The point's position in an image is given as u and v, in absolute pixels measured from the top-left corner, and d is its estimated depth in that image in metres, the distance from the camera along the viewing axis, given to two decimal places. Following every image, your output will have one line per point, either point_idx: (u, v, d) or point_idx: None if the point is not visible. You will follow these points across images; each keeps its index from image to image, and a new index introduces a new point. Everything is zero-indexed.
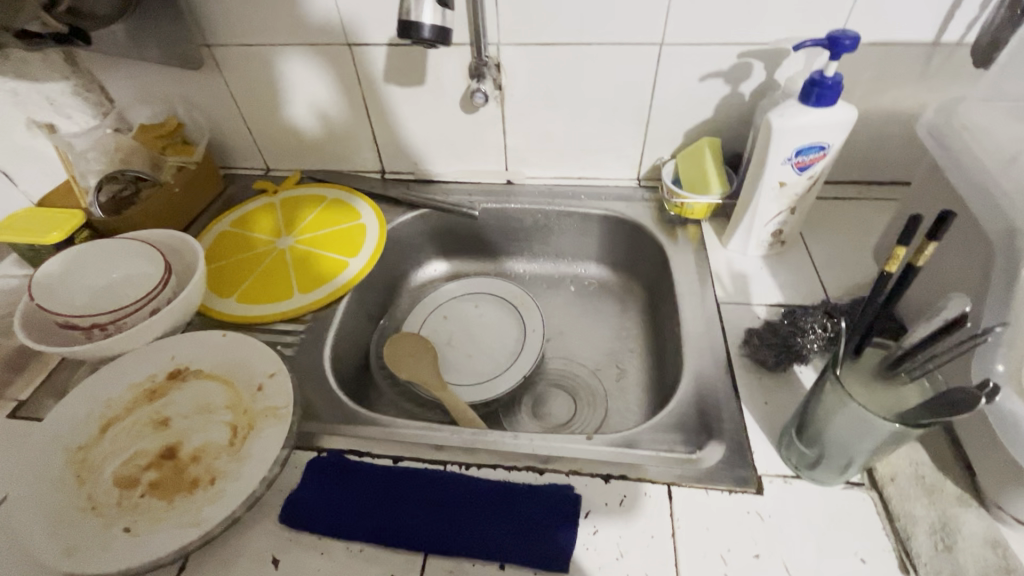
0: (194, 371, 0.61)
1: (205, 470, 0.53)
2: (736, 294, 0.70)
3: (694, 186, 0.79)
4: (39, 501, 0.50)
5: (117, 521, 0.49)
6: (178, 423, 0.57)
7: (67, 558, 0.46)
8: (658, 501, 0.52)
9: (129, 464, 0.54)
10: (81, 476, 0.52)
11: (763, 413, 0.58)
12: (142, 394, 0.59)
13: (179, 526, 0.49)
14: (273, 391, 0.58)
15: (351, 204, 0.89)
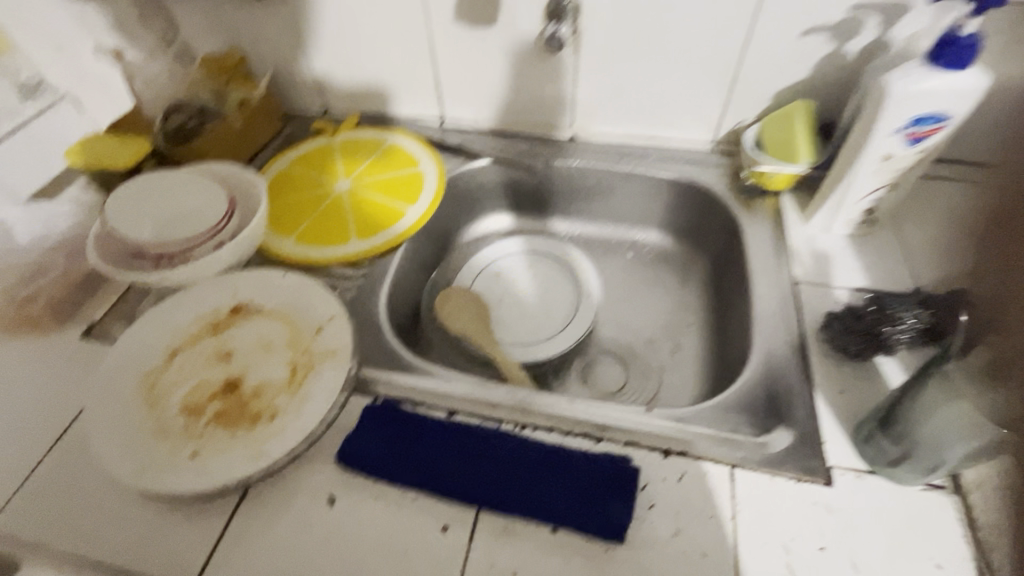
0: (256, 307, 0.62)
1: (266, 405, 0.54)
2: (816, 275, 0.66)
3: (781, 153, 0.73)
4: (115, 421, 0.53)
5: (185, 446, 0.52)
6: (240, 356, 0.58)
7: (141, 477, 0.49)
8: (719, 482, 0.50)
9: (194, 392, 0.56)
10: (150, 400, 0.55)
11: (838, 403, 0.54)
12: (206, 325, 0.61)
13: (243, 458, 0.51)
14: (332, 335, 0.59)
15: (409, 148, 0.86)
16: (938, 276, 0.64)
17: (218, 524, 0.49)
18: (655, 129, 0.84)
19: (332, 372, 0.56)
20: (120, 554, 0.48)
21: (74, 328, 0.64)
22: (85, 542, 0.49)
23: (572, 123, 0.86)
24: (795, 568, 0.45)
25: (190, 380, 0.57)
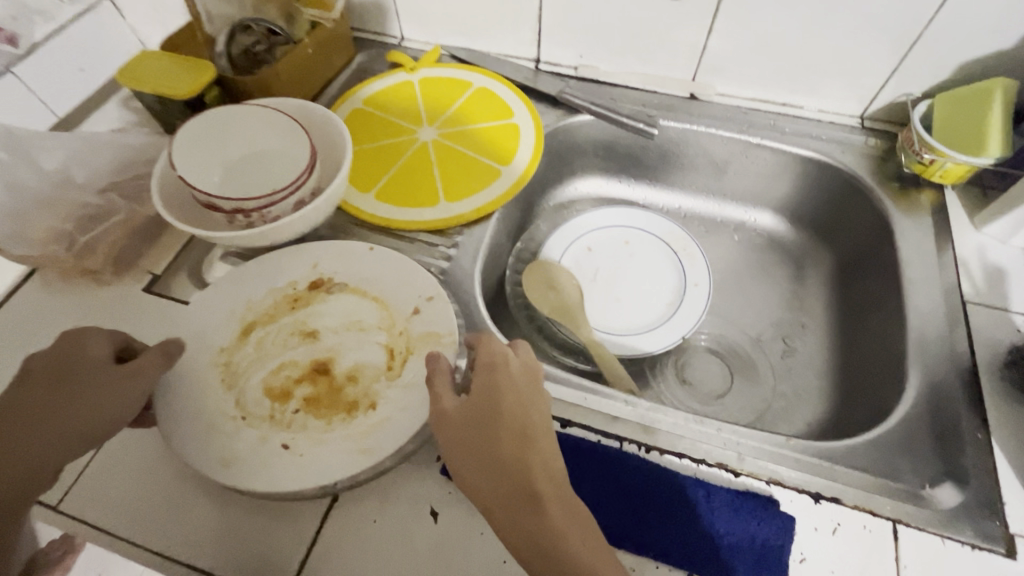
0: (339, 284, 0.55)
1: (364, 393, 0.48)
2: (990, 295, 0.56)
3: (959, 140, 0.61)
4: (193, 405, 0.46)
5: (275, 436, 0.45)
6: (328, 336, 0.51)
7: (226, 470, 0.44)
8: (880, 540, 0.43)
9: (278, 373, 0.49)
10: (230, 381, 0.48)
11: (1020, 456, 0.46)
12: (284, 300, 0.53)
13: (346, 453, 0.44)
14: (432, 317, 0.51)
15: (502, 95, 0.75)
16: None
17: (309, 528, 0.45)
18: (793, 93, 0.71)
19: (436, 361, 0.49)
20: (205, 551, 0.44)
21: (136, 281, 0.57)
22: (167, 534, 0.45)
23: (693, 75, 0.74)
24: None
25: (275, 360, 0.50)
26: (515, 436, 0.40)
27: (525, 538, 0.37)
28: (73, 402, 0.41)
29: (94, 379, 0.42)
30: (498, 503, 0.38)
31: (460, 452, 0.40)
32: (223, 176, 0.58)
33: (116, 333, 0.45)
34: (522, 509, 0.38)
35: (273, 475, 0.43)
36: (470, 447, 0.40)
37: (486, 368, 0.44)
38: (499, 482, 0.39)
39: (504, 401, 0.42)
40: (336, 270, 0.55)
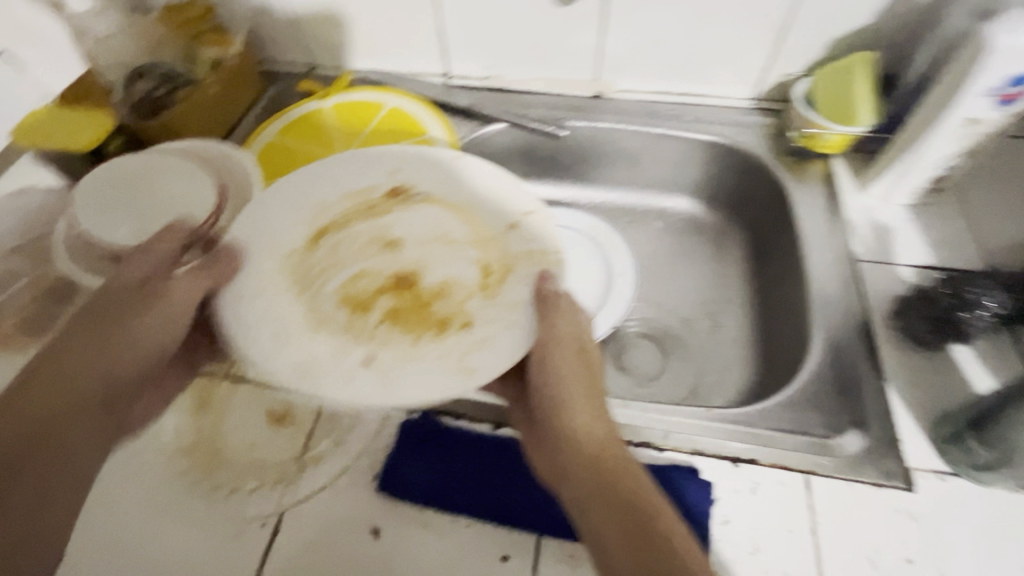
0: (421, 193, 0.50)
1: (454, 310, 0.45)
2: (878, 252, 0.61)
3: (835, 114, 0.66)
4: (268, 303, 0.45)
5: (352, 352, 0.44)
6: (421, 236, 0.49)
7: (303, 382, 0.42)
8: (795, 492, 0.46)
9: (346, 262, 0.48)
10: (275, 262, 0.46)
11: (912, 396, 0.51)
12: (360, 205, 0.50)
13: (443, 371, 0.42)
14: (524, 236, 0.47)
15: (416, 113, 0.76)
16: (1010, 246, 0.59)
17: (250, 565, 0.44)
18: (690, 83, 0.75)
19: (537, 261, 0.46)
20: None
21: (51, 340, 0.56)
22: None
23: (596, 75, 0.77)
24: None
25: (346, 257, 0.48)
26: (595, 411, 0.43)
27: (590, 493, 0.39)
28: (107, 358, 0.43)
29: (128, 321, 0.44)
30: (564, 470, 0.41)
31: (582, 426, 0.42)
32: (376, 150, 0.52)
33: (151, 296, 0.44)
34: (579, 471, 0.40)
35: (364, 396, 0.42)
36: (550, 420, 0.44)
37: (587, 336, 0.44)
38: (563, 450, 0.42)
39: (595, 375, 0.44)
40: (341, 182, 0.51)
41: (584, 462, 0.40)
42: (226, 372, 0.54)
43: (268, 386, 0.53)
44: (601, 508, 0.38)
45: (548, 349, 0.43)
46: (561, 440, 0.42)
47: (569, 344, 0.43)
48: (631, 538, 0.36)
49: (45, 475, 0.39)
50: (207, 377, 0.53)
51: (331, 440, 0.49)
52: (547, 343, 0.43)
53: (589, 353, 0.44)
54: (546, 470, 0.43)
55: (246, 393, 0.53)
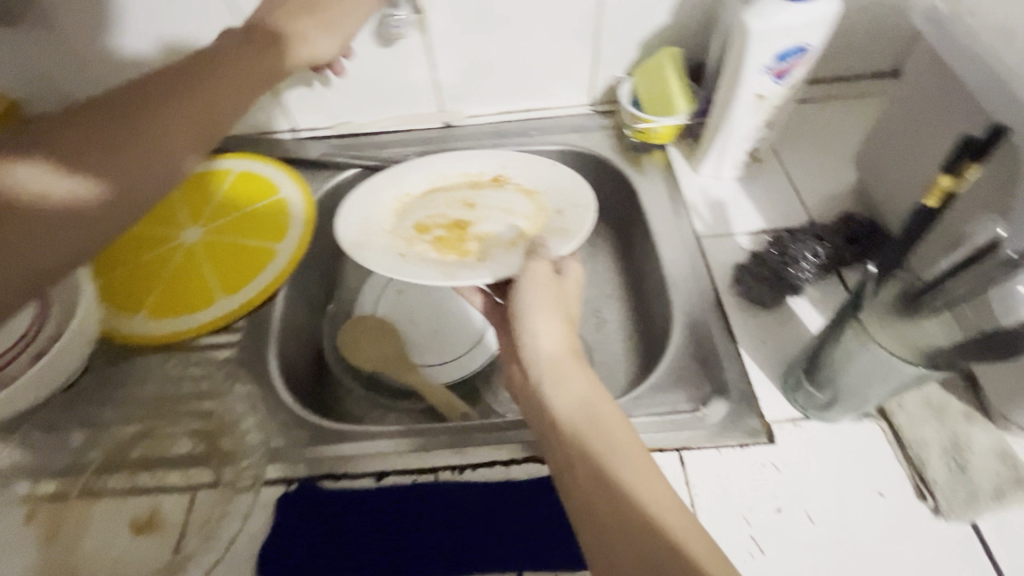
0: (513, 183, 0.69)
1: (477, 251, 0.64)
2: (717, 226, 0.65)
3: (658, 107, 0.71)
4: (362, 212, 0.65)
5: (400, 249, 0.63)
6: (472, 210, 0.68)
7: (353, 248, 0.59)
8: (671, 471, 0.49)
9: (384, 223, 0.66)
10: (366, 222, 0.64)
11: (762, 354, 0.54)
12: (467, 182, 0.71)
13: (441, 274, 0.58)
14: (560, 221, 0.62)
15: (265, 172, 0.74)
16: (825, 199, 0.66)
17: None
18: (530, 100, 0.78)
19: (552, 233, 0.61)
20: None
21: None
22: None
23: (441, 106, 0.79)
24: (761, 539, 0.45)
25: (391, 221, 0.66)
26: (570, 348, 0.47)
27: (569, 438, 0.41)
28: (164, 129, 0.52)
29: (182, 101, 0.53)
30: (546, 417, 0.44)
31: (557, 368, 0.45)
32: (492, 154, 0.71)
33: (262, 80, 0.58)
34: (561, 416, 0.42)
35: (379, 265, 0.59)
36: (530, 369, 0.46)
37: (555, 286, 0.51)
38: (544, 396, 0.44)
39: (565, 319, 0.49)
40: (473, 169, 0.71)
41: (565, 409, 0.43)
42: (80, 489, 0.50)
43: (130, 493, 0.49)
44: (580, 458, 0.40)
45: (555, 310, 0.49)
46: (541, 389, 0.45)
47: (542, 299, 0.49)
48: (607, 486, 0.38)
49: (130, 190, 0.50)
50: (58, 500, 0.49)
51: (203, 535, 0.46)
52: (525, 293, 0.50)
53: (566, 299, 0.51)
54: (529, 416, 0.46)
55: (105, 507, 0.49)
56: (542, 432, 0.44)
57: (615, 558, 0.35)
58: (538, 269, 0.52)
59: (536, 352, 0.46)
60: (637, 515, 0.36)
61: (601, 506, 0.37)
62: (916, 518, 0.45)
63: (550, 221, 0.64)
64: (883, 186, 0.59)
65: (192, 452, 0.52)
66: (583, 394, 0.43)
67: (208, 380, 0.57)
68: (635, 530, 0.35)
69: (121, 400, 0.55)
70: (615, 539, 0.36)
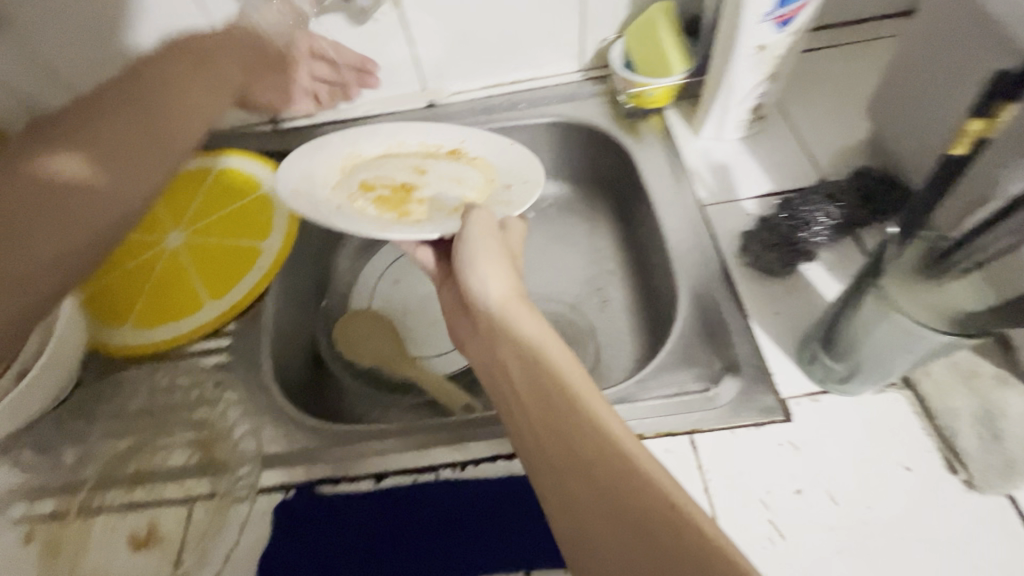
0: (470, 155, 0.63)
1: (417, 214, 0.58)
2: (721, 192, 0.61)
3: (652, 68, 0.67)
4: (306, 162, 0.59)
5: (337, 200, 0.57)
6: (419, 179, 0.62)
7: (290, 190, 0.54)
8: (683, 457, 0.46)
9: (329, 181, 0.58)
10: (310, 176, 0.57)
11: (775, 326, 0.51)
12: (424, 150, 0.65)
13: (378, 224, 0.52)
14: (504, 196, 0.58)
15: (245, 168, 0.71)
16: (836, 154, 0.61)
17: None
18: (516, 70, 0.74)
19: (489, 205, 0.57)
20: None
21: None
22: None
23: (423, 85, 0.74)
24: (781, 523, 0.42)
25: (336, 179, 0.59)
26: (516, 289, 0.45)
27: (520, 380, 0.40)
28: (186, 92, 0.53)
29: (203, 73, 0.55)
30: (496, 362, 0.42)
31: (504, 312, 0.43)
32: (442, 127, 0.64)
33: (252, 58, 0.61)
34: (510, 357, 0.41)
35: (311, 209, 0.51)
36: (478, 315, 0.44)
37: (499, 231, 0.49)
38: (495, 344, 0.42)
39: (510, 259, 0.47)
40: (420, 142, 0.65)
41: (514, 349, 0.41)
42: (78, 507, 0.49)
43: (129, 508, 0.49)
44: (531, 399, 0.38)
45: (496, 253, 0.47)
46: (490, 334, 0.43)
47: (484, 243, 0.47)
48: (558, 422, 0.36)
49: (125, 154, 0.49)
50: (57, 520, 0.48)
51: (201, 550, 0.45)
52: (467, 236, 0.47)
53: (508, 243, 0.49)
54: (484, 371, 0.44)
55: (104, 524, 0.48)
56: (494, 377, 0.42)
57: (572, 493, 0.34)
58: (478, 216, 0.49)
59: (481, 297, 0.44)
60: (591, 448, 0.35)
61: (556, 445, 0.36)
62: (947, 492, 0.42)
63: (494, 197, 0.59)
64: (901, 136, 0.54)
65: (188, 463, 0.51)
66: (530, 333, 0.41)
67: (197, 390, 0.55)
68: (588, 464, 0.34)
69: (113, 415, 0.54)
70: (570, 477, 0.34)
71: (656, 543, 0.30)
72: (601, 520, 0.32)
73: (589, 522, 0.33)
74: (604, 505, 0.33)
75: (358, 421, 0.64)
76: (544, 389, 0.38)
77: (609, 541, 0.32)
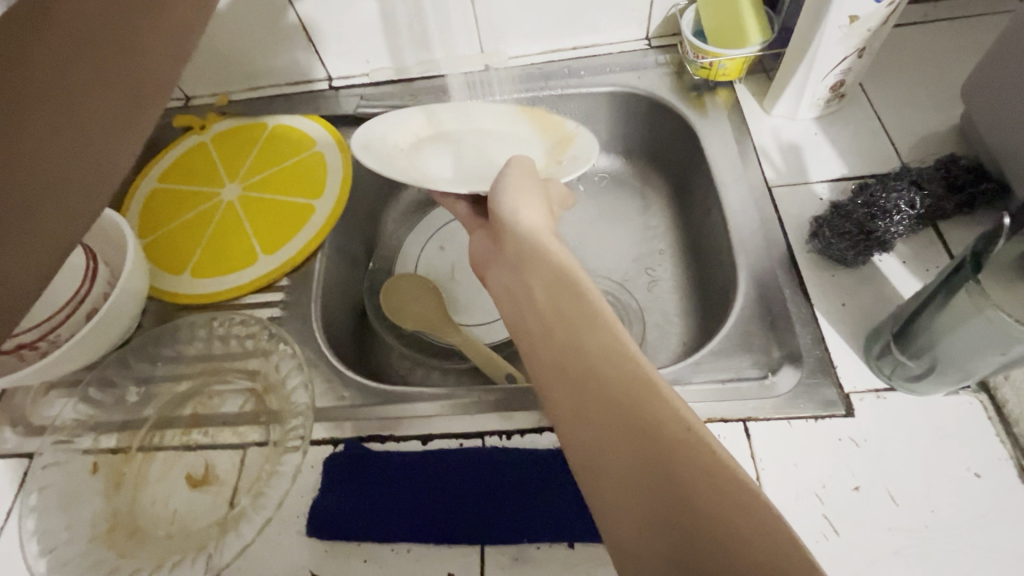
0: (536, 133, 0.62)
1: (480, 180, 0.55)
2: (791, 174, 0.58)
3: (725, 39, 0.63)
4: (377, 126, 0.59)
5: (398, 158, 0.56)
6: (469, 154, 0.61)
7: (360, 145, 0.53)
8: (735, 443, 0.45)
9: (387, 143, 0.58)
10: (376, 138, 0.57)
11: (841, 318, 0.49)
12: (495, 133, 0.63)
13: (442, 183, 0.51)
14: (557, 169, 0.56)
15: (300, 126, 0.71)
16: (921, 140, 0.57)
17: None
18: (578, 36, 0.71)
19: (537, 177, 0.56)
20: None
21: None
22: None
23: (480, 47, 0.72)
24: (835, 519, 0.41)
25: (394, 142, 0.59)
26: (548, 225, 0.43)
27: (540, 293, 0.37)
28: None
29: None
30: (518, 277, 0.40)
31: (537, 238, 0.41)
32: (503, 110, 0.63)
33: None
34: (532, 273, 0.39)
35: (379, 164, 0.52)
36: (506, 237, 0.42)
37: (536, 175, 0.48)
38: (518, 262, 0.41)
39: (545, 200, 0.46)
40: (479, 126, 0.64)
41: (540, 267, 0.39)
42: (139, 443, 0.51)
43: (186, 449, 0.51)
44: (550, 311, 0.36)
45: (536, 193, 0.46)
46: (517, 254, 0.41)
47: (520, 180, 0.46)
48: (576, 334, 0.34)
49: None
50: (119, 454, 0.51)
51: (252, 494, 0.47)
52: (505, 177, 0.47)
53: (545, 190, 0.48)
54: (506, 297, 0.40)
55: (163, 461, 0.50)
56: (511, 296, 0.40)
57: (582, 401, 0.32)
58: (523, 162, 0.49)
59: (514, 223, 0.42)
60: (610, 360, 0.32)
61: (571, 356, 0.33)
62: (1018, 502, 0.40)
63: (548, 172, 0.57)
64: (997, 124, 0.50)
65: (242, 410, 0.52)
66: (557, 257, 0.40)
67: (252, 340, 0.56)
68: (601, 376, 0.32)
69: (170, 359, 0.56)
70: (581, 387, 0.32)
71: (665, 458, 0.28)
72: (609, 427, 0.30)
73: (597, 430, 0.31)
74: (615, 415, 0.30)
75: (400, 382, 0.64)
76: (566, 302, 0.36)
77: (617, 451, 0.29)
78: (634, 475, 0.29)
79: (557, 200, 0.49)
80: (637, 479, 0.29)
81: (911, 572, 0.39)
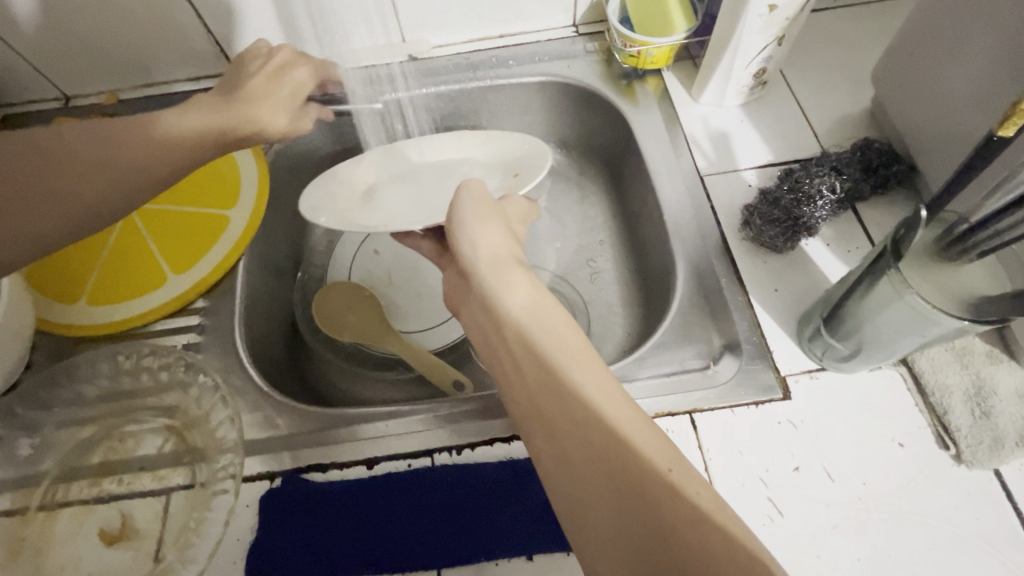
0: (487, 141, 0.58)
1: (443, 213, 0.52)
2: (721, 162, 0.59)
3: (652, 28, 0.62)
4: (337, 178, 0.56)
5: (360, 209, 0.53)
6: (431, 182, 0.56)
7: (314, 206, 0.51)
8: (683, 436, 0.45)
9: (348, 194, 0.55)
10: (333, 190, 0.54)
11: (775, 303, 0.50)
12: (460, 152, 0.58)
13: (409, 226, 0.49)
14: (513, 186, 0.52)
15: None
16: (837, 124, 0.59)
17: None
18: (504, 24, 0.68)
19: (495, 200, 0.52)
20: None
21: None
22: None
23: (401, 36, 0.68)
24: (779, 500, 0.43)
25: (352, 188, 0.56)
26: (510, 254, 0.42)
27: (510, 340, 0.36)
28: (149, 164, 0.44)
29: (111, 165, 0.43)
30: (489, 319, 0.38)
31: (506, 274, 0.39)
32: (460, 134, 0.58)
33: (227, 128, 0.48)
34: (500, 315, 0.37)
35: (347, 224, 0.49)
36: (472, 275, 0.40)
37: (495, 202, 0.45)
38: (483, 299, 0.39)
39: (507, 228, 0.44)
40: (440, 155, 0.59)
41: (509, 309, 0.37)
42: (40, 502, 0.45)
43: (97, 501, 0.45)
44: (522, 360, 0.34)
45: (498, 220, 0.43)
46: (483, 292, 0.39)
47: (479, 209, 0.43)
48: (549, 384, 0.32)
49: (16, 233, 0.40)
50: (17, 516, 0.45)
51: (180, 545, 0.42)
52: (462, 202, 0.44)
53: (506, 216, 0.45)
54: (482, 339, 0.39)
55: (71, 517, 0.45)
56: (488, 340, 0.38)
57: (563, 459, 0.30)
58: (477, 189, 0.45)
59: (474, 259, 0.41)
60: (582, 413, 0.30)
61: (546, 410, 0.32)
62: (938, 466, 0.43)
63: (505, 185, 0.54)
64: (903, 108, 0.53)
65: (161, 452, 0.47)
66: (527, 296, 0.38)
67: (166, 372, 0.50)
68: (575, 431, 0.30)
69: (69, 401, 0.49)
70: (561, 437, 0.31)
71: (646, 517, 0.27)
72: (586, 469, 0.29)
73: (578, 490, 0.29)
74: (595, 466, 0.29)
75: (341, 397, 0.61)
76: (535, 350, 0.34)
77: (599, 506, 0.28)
78: (617, 537, 0.27)
79: (517, 221, 0.47)
80: (621, 541, 0.27)
81: (848, 543, 0.41)
